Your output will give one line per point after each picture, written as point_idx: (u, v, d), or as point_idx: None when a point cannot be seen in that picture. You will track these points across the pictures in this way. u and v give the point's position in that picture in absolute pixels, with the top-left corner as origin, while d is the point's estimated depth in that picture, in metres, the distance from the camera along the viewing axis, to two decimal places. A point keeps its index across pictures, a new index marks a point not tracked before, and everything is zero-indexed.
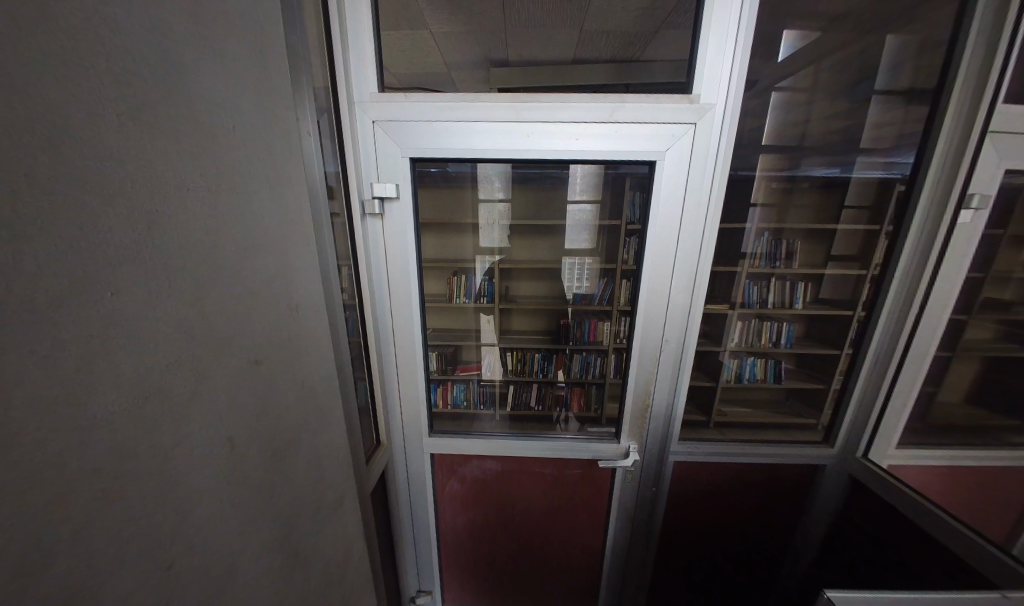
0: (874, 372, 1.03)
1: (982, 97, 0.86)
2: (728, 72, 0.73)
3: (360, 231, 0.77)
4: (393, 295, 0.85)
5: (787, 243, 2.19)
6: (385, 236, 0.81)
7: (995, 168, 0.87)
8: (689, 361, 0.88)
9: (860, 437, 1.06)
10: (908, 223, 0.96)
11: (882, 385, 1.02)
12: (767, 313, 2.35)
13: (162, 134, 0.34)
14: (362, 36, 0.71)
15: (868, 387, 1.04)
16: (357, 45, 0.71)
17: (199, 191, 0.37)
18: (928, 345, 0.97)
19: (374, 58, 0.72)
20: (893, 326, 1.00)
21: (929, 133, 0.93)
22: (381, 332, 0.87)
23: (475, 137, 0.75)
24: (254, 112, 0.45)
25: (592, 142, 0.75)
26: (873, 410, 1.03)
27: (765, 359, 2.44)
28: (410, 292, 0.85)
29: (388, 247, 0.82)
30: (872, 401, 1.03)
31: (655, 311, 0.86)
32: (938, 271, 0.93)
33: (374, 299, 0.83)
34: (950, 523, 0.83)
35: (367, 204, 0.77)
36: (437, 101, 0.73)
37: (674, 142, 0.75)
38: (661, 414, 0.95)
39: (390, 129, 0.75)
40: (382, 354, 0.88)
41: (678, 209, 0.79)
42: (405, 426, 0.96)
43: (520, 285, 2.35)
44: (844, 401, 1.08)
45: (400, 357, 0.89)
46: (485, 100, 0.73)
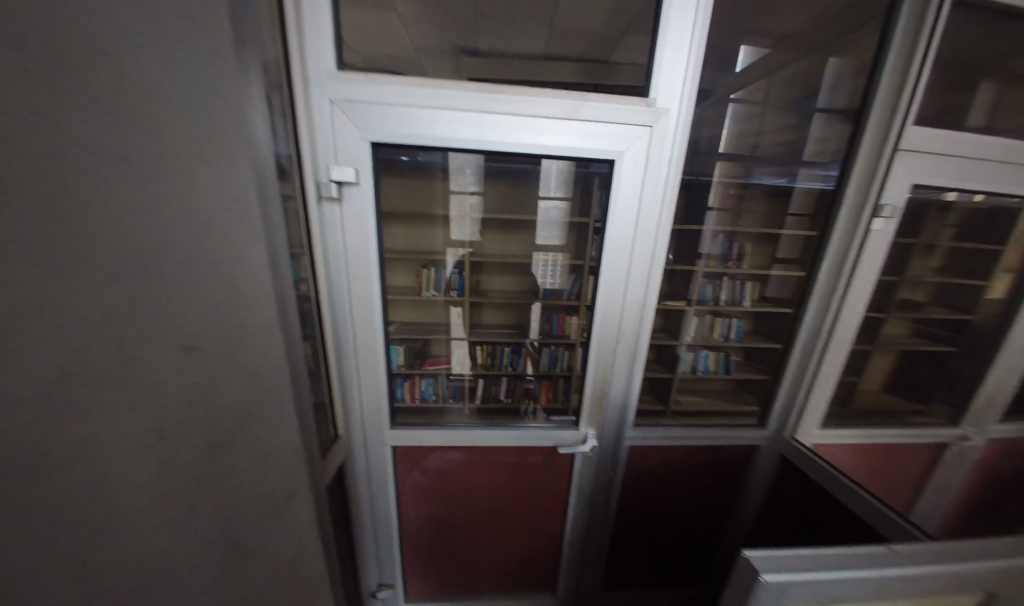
0: (800, 362, 1.16)
1: (897, 121, 0.97)
2: (683, 78, 0.77)
3: (316, 216, 0.73)
4: (352, 284, 0.82)
5: (739, 245, 2.37)
6: (344, 221, 0.78)
7: (904, 182, 1.01)
8: (643, 352, 0.94)
9: (790, 420, 1.19)
10: (832, 231, 1.08)
11: (809, 373, 1.14)
12: (720, 310, 2.55)
13: (62, 91, 0.31)
14: (318, 8, 0.66)
15: (798, 375, 1.16)
16: (311, 15, 0.66)
17: (114, 159, 0.34)
18: (845, 338, 1.11)
19: (333, 33, 0.68)
20: (819, 321, 1.12)
21: (852, 150, 1.05)
22: (341, 323, 0.84)
23: (440, 124, 0.74)
24: (187, 73, 0.41)
25: (556, 138, 0.77)
26: (801, 395, 1.16)
27: (717, 353, 2.63)
28: (371, 281, 0.83)
29: (347, 234, 0.78)
30: (800, 388, 1.16)
31: (613, 304, 0.90)
32: (856, 273, 1.06)
33: (330, 287, 0.80)
34: (862, 495, 0.94)
35: (324, 187, 0.73)
36: (401, 85, 0.71)
37: (633, 142, 0.79)
38: (618, 402, 1.00)
39: (349, 109, 0.71)
40: (340, 345, 0.85)
41: (636, 206, 0.83)
42: (365, 420, 0.94)
43: (491, 279, 2.35)
44: (777, 388, 1.20)
45: (361, 349, 0.87)
46: (450, 87, 0.72)
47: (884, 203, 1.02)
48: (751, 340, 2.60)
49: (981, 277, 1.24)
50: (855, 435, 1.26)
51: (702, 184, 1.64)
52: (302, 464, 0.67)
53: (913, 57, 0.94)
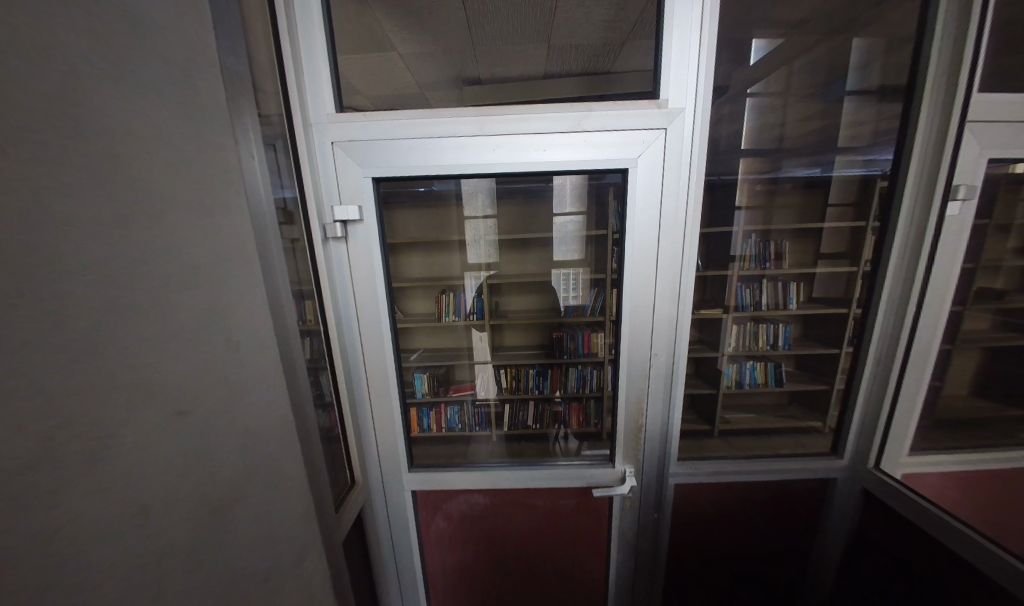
0: (874, 373, 0.98)
1: (959, 90, 0.84)
2: (695, 76, 0.71)
3: (322, 254, 0.72)
4: (361, 321, 0.79)
5: (776, 243, 2.16)
6: (351, 258, 0.76)
7: (979, 156, 0.85)
8: (680, 375, 0.83)
9: (871, 447, 0.99)
10: (893, 219, 0.94)
11: (888, 388, 0.96)
12: (761, 315, 2.31)
13: (52, 161, 0.29)
14: (316, 58, 0.68)
15: (875, 391, 0.98)
16: (309, 64, 0.68)
17: (104, 225, 0.33)
18: (929, 346, 0.93)
19: (331, 81, 0.70)
20: (893, 323, 0.95)
21: (903, 128, 0.92)
22: (354, 361, 0.81)
23: (439, 151, 0.72)
24: (175, 123, 0.40)
25: (561, 152, 0.73)
26: (880, 415, 0.97)
27: (763, 362, 2.35)
28: (380, 316, 0.80)
29: (353, 271, 0.77)
30: (878, 406, 0.98)
31: (639, 324, 0.81)
32: (932, 266, 0.90)
33: (340, 327, 0.77)
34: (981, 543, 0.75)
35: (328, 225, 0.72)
36: (398, 117, 0.70)
37: (646, 147, 0.73)
38: (656, 434, 0.88)
39: (349, 147, 0.71)
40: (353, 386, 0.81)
41: (656, 215, 0.76)
42: (383, 461, 0.88)
43: (509, 300, 2.30)
44: (850, 408, 1.02)
45: (374, 386, 0.83)
46: (448, 114, 0.70)
47: (957, 183, 0.86)
48: (802, 346, 2.33)
49: None
50: (956, 461, 1.04)
51: (727, 183, 1.53)
52: (314, 518, 0.64)
53: (970, 13, 0.81)
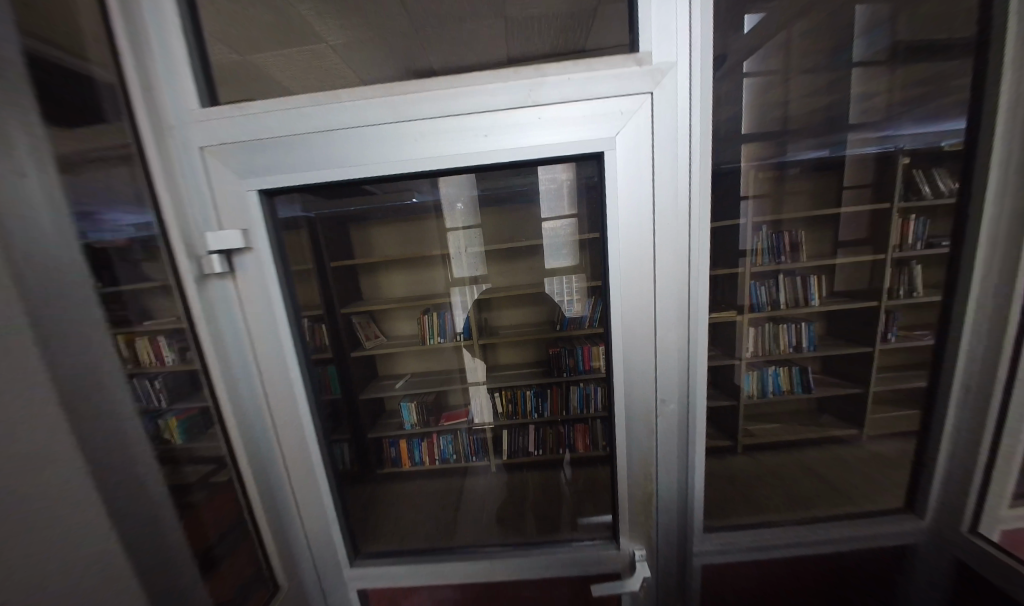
0: (960, 444, 0.65)
1: None
2: (687, 19, 0.49)
3: (191, 300, 0.52)
4: (266, 380, 0.60)
5: (789, 234, 1.95)
6: (242, 301, 0.57)
7: None
8: (699, 430, 0.60)
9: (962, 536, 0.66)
10: (967, 210, 0.60)
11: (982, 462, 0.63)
12: (781, 315, 2.05)
13: None
14: (168, 36, 0.50)
15: (966, 465, 0.65)
16: (155, 41, 0.49)
17: None
18: None
19: (193, 67, 0.52)
20: (980, 373, 0.62)
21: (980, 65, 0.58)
22: (258, 436, 0.61)
23: (336, 150, 0.51)
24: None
25: (507, 137, 0.49)
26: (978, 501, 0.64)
27: (788, 367, 2.10)
28: (289, 374, 0.61)
29: (248, 317, 0.57)
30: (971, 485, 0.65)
31: (637, 369, 0.58)
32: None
33: (233, 394, 0.57)
34: None
35: (197, 260, 0.52)
36: (276, 106, 0.50)
37: (630, 120, 0.49)
38: (673, 509, 0.65)
39: (218, 151, 0.52)
40: (261, 469, 0.61)
41: (651, 218, 0.52)
42: (313, 552, 0.69)
43: (501, 315, 2.07)
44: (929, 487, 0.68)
45: (290, 464, 0.64)
46: (342, 96, 0.49)
47: None
48: (830, 347, 2.08)
49: None
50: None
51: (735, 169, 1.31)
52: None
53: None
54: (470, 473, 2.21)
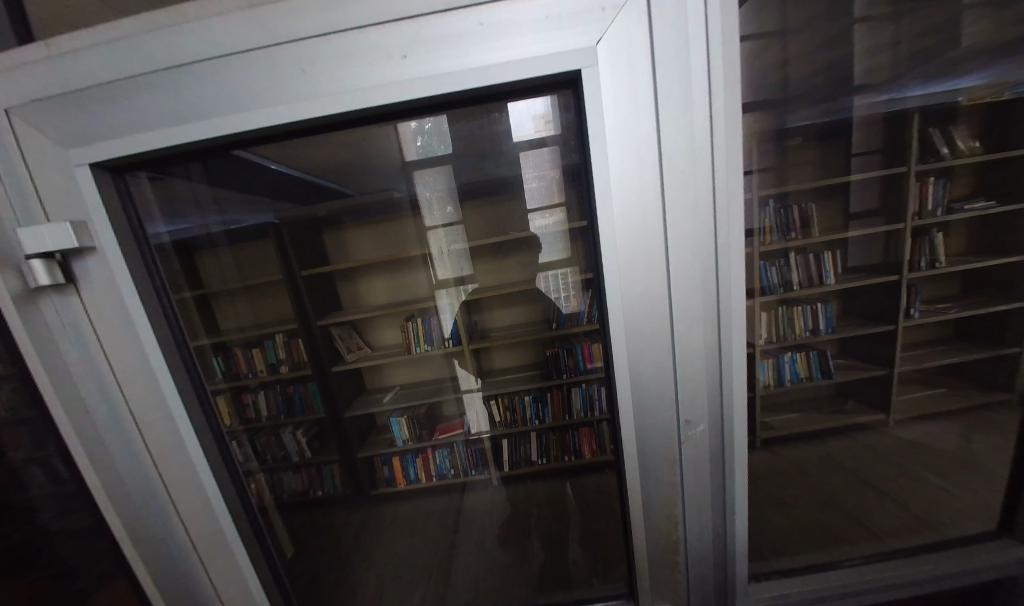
0: None
1: None
2: None
3: (11, 326, 0.38)
4: (147, 426, 0.45)
5: (798, 208, 1.77)
6: (95, 324, 0.41)
7: None
8: (737, 455, 0.45)
9: None
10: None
11: None
12: (794, 297, 1.89)
13: None
14: None
15: None
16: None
17: None
18: None
19: None
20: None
21: None
22: (144, 502, 0.46)
23: (200, 98, 0.37)
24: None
25: (443, 55, 0.34)
26: None
27: (805, 353, 1.94)
28: (177, 415, 0.46)
29: (106, 344, 0.42)
30: None
31: (648, 378, 0.43)
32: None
33: (97, 447, 0.42)
34: None
35: (14, 270, 0.37)
36: (106, 40, 0.35)
37: (616, 22, 0.34)
38: (707, 558, 0.49)
39: (32, 115, 0.37)
40: (158, 540, 0.47)
41: (658, 158, 0.37)
42: None
43: (490, 317, 1.91)
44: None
45: (195, 533, 0.49)
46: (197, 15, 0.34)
47: None
48: (848, 328, 1.92)
49: None
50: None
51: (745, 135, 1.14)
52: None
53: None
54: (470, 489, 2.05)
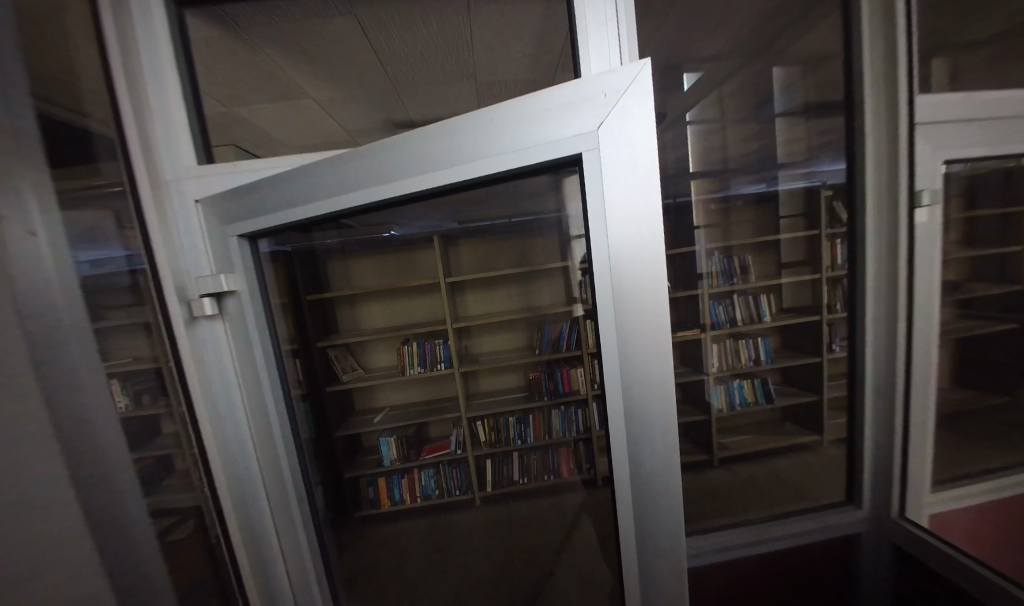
0: (882, 439, 0.77)
1: (899, 78, 0.69)
2: None
3: (179, 336, 0.58)
4: (247, 408, 0.65)
5: (739, 259, 2.16)
6: (228, 337, 0.62)
7: (935, 160, 0.69)
8: None
9: (893, 502, 0.79)
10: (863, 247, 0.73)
11: (894, 443, 0.76)
12: (739, 332, 2.24)
13: None
14: (159, 93, 0.58)
15: (881, 454, 0.78)
16: (161, 117, 0.58)
17: None
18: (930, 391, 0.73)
19: (184, 119, 0.59)
20: (884, 381, 0.75)
21: (853, 130, 0.74)
22: (235, 462, 0.65)
23: (322, 191, 0.57)
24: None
25: (488, 162, 0.50)
26: (894, 480, 0.77)
27: (750, 380, 2.26)
28: (266, 398, 0.66)
29: (233, 351, 0.62)
30: (888, 471, 0.78)
31: (638, 409, 0.52)
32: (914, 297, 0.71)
33: (214, 419, 0.62)
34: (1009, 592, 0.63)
35: (187, 303, 0.58)
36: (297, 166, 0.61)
37: (614, 107, 0.45)
38: None
39: (215, 204, 0.59)
40: (239, 494, 0.66)
41: (642, 228, 0.47)
42: (289, 573, 0.73)
43: (482, 342, 2.15)
44: (856, 476, 0.81)
45: (268, 485, 0.68)
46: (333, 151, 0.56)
47: (918, 187, 0.69)
48: (785, 359, 2.27)
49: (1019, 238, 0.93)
50: (967, 495, 0.84)
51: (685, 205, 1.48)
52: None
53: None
54: (455, 509, 2.12)
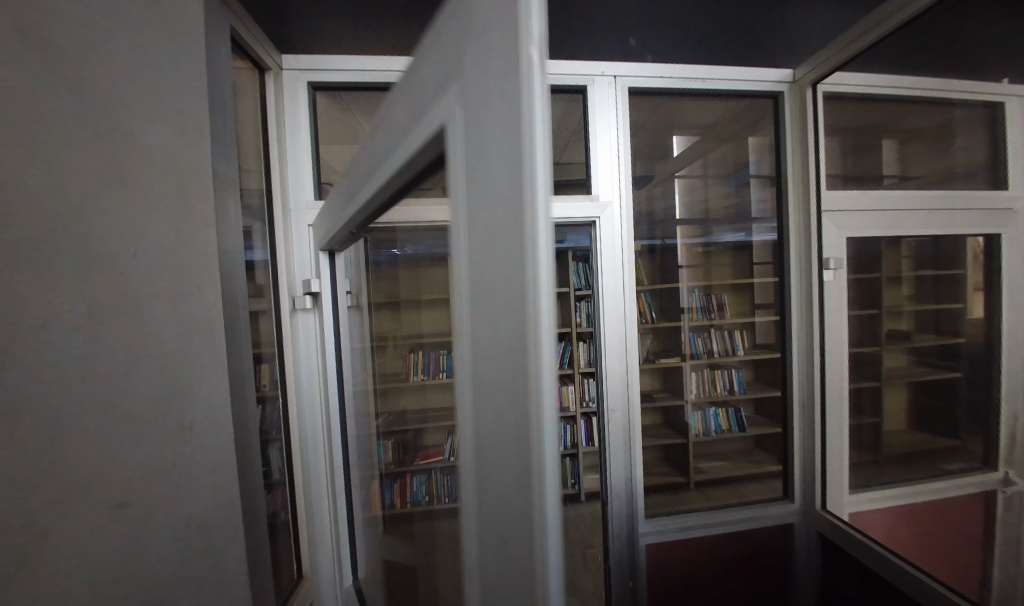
0: (806, 432, 1.07)
1: (809, 180, 1.04)
2: (619, 177, 0.97)
3: (284, 320, 0.84)
4: (320, 376, 0.89)
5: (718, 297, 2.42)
6: (314, 327, 0.89)
7: (839, 236, 1.02)
8: (636, 428, 0.94)
9: (814, 489, 1.05)
10: (788, 299, 1.09)
11: (813, 434, 1.05)
12: (716, 363, 2.48)
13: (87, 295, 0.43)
14: (299, 153, 0.87)
15: (806, 443, 1.07)
16: (293, 171, 0.86)
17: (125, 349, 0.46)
18: (841, 399, 1.04)
19: (310, 170, 0.88)
20: (807, 391, 1.07)
21: (782, 217, 1.11)
22: (306, 418, 0.88)
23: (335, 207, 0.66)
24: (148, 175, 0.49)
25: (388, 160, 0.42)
26: (815, 468, 1.05)
27: (726, 408, 2.46)
28: (329, 371, 0.90)
29: (315, 335, 0.88)
30: (812, 460, 1.05)
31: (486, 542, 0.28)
32: (826, 337, 1.04)
33: (298, 381, 0.87)
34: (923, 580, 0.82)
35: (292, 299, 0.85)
36: None
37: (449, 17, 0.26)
38: (621, 491, 0.96)
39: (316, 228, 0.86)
40: (306, 443, 0.89)
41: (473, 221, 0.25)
42: (332, 513, 0.92)
43: None
44: (789, 462, 1.09)
45: (325, 438, 0.90)
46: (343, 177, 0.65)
47: (826, 256, 1.03)
48: None
49: (956, 296, 0.96)
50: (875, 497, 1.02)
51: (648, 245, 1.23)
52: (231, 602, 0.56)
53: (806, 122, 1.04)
54: None
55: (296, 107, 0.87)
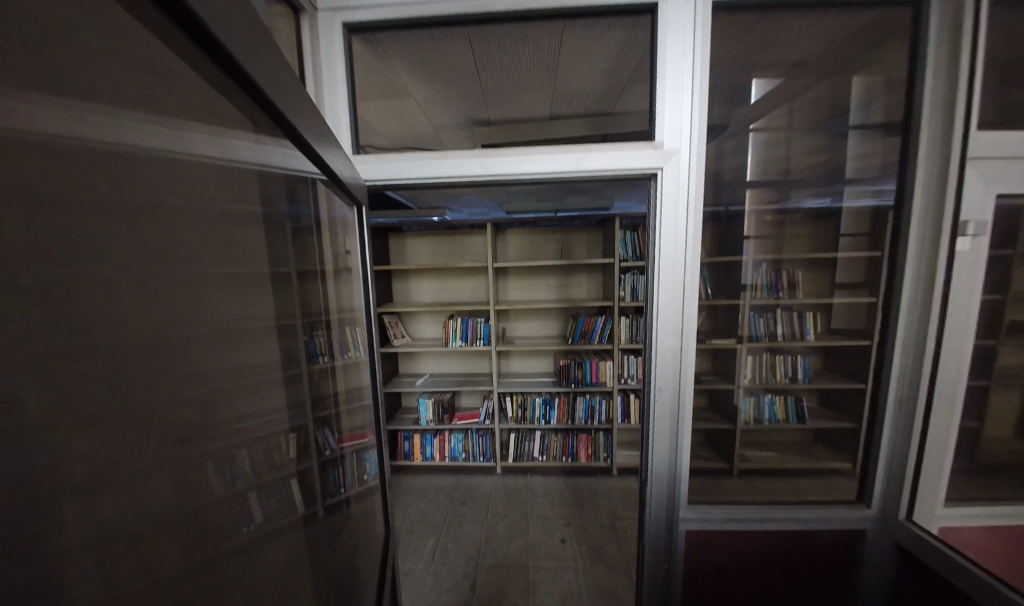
0: (900, 435, 0.89)
1: (955, 117, 0.79)
2: (690, 120, 0.80)
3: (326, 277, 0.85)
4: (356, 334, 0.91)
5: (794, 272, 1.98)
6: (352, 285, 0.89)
7: (986, 191, 0.79)
8: (687, 408, 0.85)
9: (900, 499, 0.90)
10: (897, 274, 0.88)
11: (911, 436, 0.88)
12: (780, 348, 2.16)
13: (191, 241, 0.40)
14: (338, 108, 0.84)
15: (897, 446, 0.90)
16: (335, 127, 0.84)
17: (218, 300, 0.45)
18: (954, 399, 0.84)
19: (349, 127, 0.85)
20: (904, 387, 0.88)
21: (902, 169, 0.86)
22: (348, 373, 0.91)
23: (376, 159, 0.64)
24: (228, 115, 0.44)
25: None
26: (904, 474, 0.89)
27: (783, 397, 2.22)
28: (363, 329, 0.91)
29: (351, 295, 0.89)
30: (901, 465, 0.89)
31: None
32: (943, 328, 0.84)
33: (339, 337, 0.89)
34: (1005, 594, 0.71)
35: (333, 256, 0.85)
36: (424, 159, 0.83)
37: None
38: (664, 471, 0.90)
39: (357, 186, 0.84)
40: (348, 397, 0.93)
41: None
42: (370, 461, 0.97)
43: (519, 326, 2.37)
44: (869, 465, 0.94)
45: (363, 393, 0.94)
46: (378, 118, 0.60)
47: (964, 219, 0.80)
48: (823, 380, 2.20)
49: None
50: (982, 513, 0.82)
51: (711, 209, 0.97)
52: (298, 543, 0.60)
53: (960, 41, 0.76)
54: (477, 473, 2.26)
55: (333, 57, 0.82)
